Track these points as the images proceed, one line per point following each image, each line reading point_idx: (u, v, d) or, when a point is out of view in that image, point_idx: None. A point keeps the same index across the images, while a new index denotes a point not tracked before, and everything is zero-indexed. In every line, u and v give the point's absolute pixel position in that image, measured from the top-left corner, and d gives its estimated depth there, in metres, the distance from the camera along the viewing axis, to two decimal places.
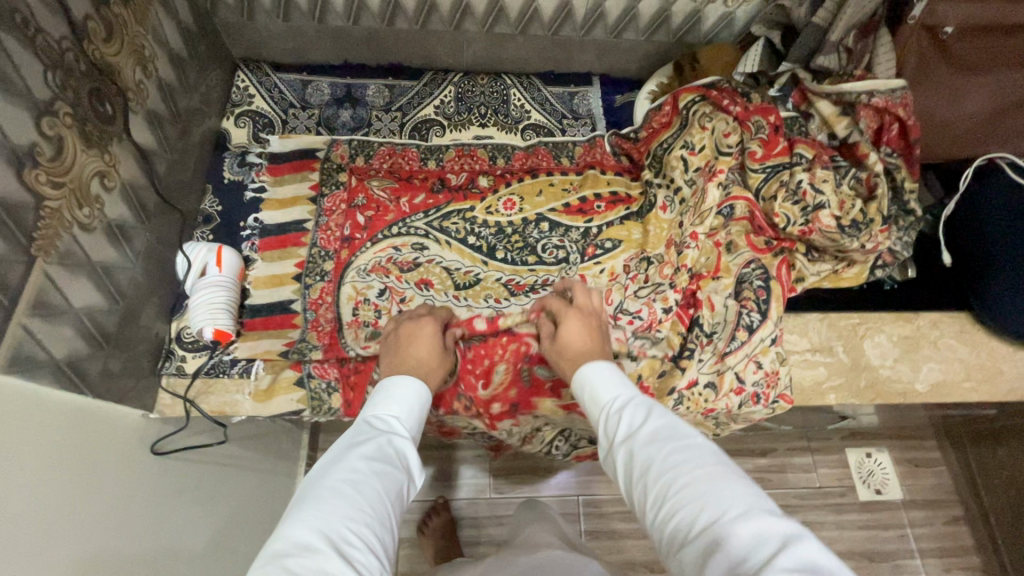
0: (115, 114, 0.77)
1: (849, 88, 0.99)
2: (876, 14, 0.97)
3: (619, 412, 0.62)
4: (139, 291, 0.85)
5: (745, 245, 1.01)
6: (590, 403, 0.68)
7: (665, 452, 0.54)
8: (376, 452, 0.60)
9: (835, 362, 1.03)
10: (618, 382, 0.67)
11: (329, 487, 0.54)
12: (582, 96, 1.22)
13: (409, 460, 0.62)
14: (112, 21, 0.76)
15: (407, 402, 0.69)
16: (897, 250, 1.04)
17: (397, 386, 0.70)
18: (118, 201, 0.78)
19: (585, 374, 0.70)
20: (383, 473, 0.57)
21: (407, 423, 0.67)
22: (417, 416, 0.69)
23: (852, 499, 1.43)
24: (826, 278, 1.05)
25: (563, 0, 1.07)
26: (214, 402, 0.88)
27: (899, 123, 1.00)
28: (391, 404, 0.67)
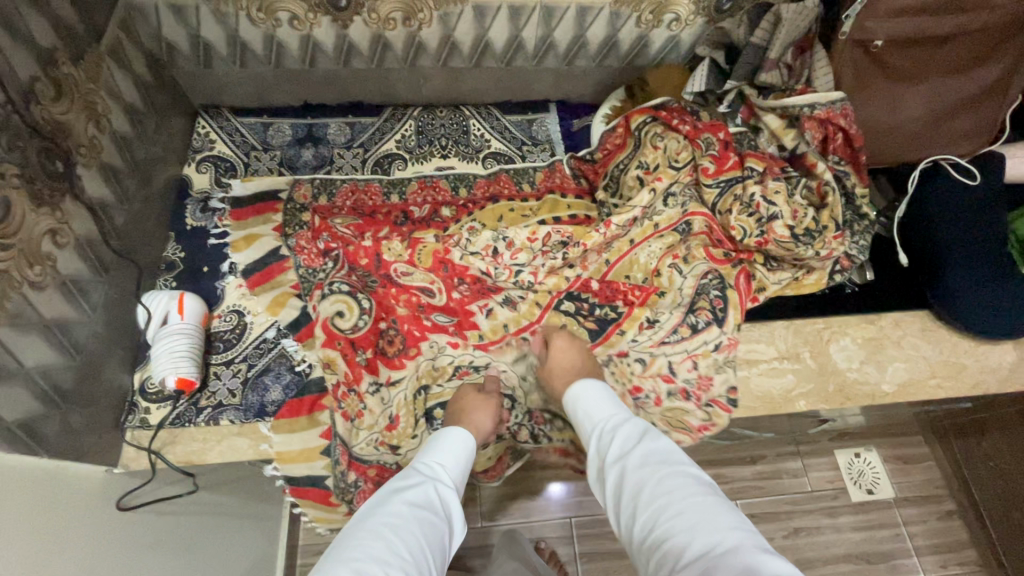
0: (65, 170, 0.77)
1: (791, 103, 1.02)
2: (810, 30, 1.01)
3: (615, 432, 0.69)
4: (99, 345, 0.84)
5: (701, 249, 1.05)
6: (581, 422, 0.75)
7: (657, 477, 0.60)
8: (414, 495, 0.66)
9: (803, 368, 1.04)
10: (613, 402, 0.74)
11: (376, 523, 0.61)
12: (540, 123, 1.25)
13: (450, 509, 0.68)
14: (62, 80, 0.77)
15: (453, 449, 0.76)
16: (852, 257, 1.07)
17: (451, 436, 0.77)
18: (72, 257, 0.78)
19: (581, 392, 0.77)
20: (421, 517, 0.64)
21: (453, 466, 0.74)
22: (463, 465, 0.76)
23: (845, 501, 1.43)
24: (789, 285, 1.07)
25: (514, 32, 1.08)
26: (180, 452, 0.86)
27: (844, 132, 1.04)
28: (438, 451, 0.75)
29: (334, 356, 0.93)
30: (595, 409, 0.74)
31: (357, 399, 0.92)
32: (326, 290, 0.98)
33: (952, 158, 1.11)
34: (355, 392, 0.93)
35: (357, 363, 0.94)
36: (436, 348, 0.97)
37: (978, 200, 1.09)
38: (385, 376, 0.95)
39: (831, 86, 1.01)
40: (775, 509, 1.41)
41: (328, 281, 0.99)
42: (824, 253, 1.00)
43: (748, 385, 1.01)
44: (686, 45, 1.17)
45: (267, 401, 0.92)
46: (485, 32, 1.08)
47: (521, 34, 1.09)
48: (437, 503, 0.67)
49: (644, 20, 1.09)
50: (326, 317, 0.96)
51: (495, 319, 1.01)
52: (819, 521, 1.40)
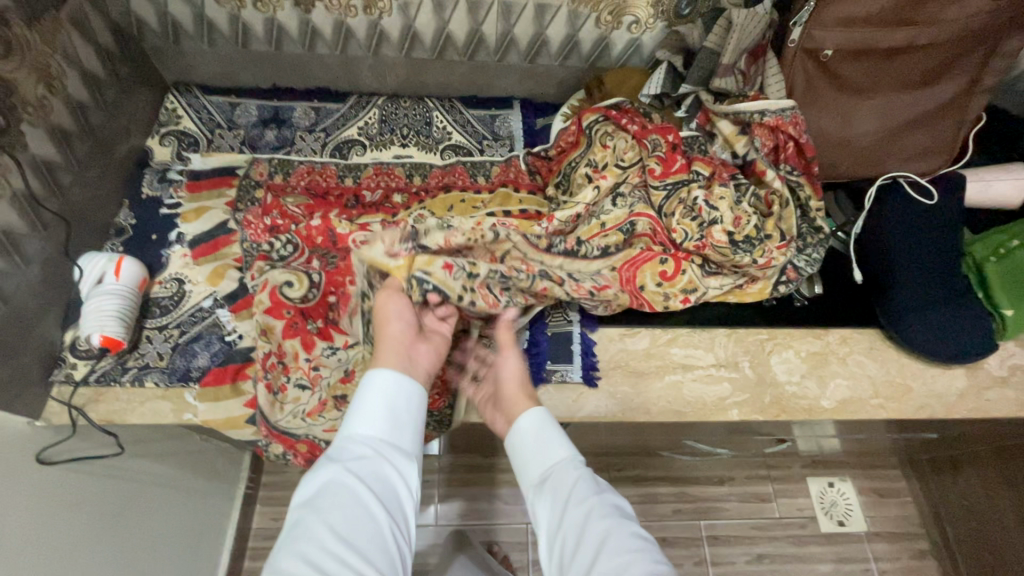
0: (8, 126, 0.80)
1: (741, 109, 1.01)
2: (762, 37, 1.01)
3: (576, 482, 0.72)
4: (33, 298, 0.87)
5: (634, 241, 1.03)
6: (532, 462, 0.77)
7: (620, 541, 0.65)
8: (337, 490, 0.65)
9: (740, 377, 1.02)
10: (569, 446, 0.77)
11: (301, 543, 0.61)
12: (503, 119, 1.26)
13: (379, 492, 0.67)
14: (13, 39, 0.81)
15: (369, 407, 0.73)
16: (801, 268, 1.04)
17: (370, 392, 0.74)
18: (6, 209, 0.81)
19: (543, 429, 0.79)
20: (343, 524, 0.63)
21: (377, 426, 0.72)
22: (387, 412, 0.73)
23: (814, 531, 1.39)
24: (728, 293, 1.06)
25: (473, 27, 1.10)
26: (103, 410, 0.88)
27: (795, 140, 1.02)
28: (357, 421, 0.72)
29: (272, 323, 0.92)
30: (550, 451, 0.76)
31: (283, 372, 0.91)
32: (275, 263, 0.97)
33: (909, 176, 1.09)
34: (284, 364, 0.92)
35: (307, 331, 0.94)
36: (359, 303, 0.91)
37: (934, 219, 1.06)
38: (341, 340, 0.94)
39: (782, 93, 1.00)
40: (739, 533, 1.37)
41: (268, 258, 0.99)
42: (761, 262, 0.99)
43: (680, 391, 1.00)
44: (649, 49, 1.17)
45: (193, 366, 0.94)
46: (445, 25, 1.10)
47: (480, 28, 1.11)
48: (360, 495, 0.65)
49: (603, 21, 1.10)
50: (274, 285, 0.95)
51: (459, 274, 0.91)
52: (784, 548, 1.36)
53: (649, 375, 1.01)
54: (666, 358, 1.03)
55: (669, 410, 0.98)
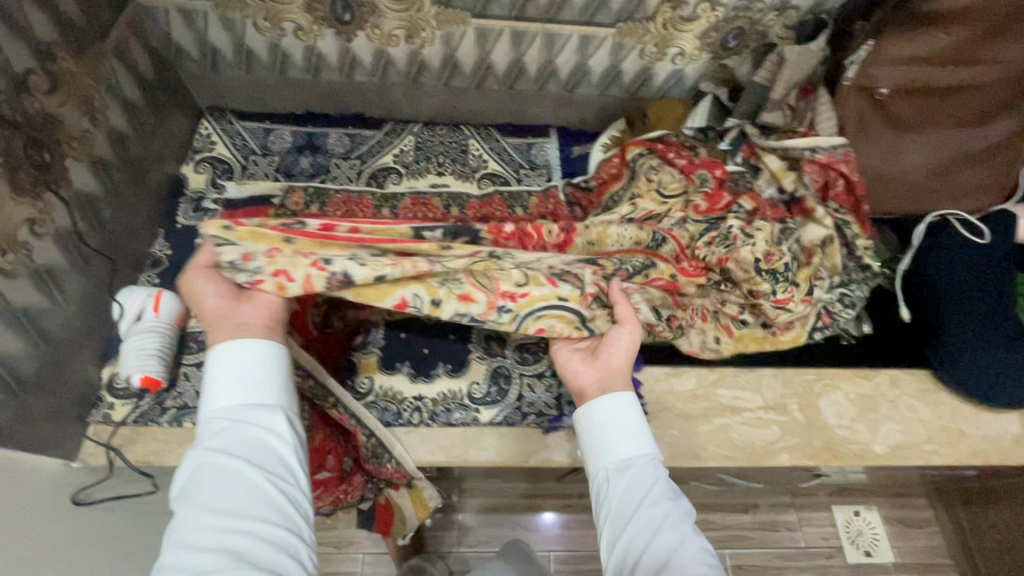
0: (52, 162, 0.78)
1: (792, 144, 0.99)
2: (813, 74, 0.98)
3: (654, 486, 0.64)
4: (68, 334, 0.84)
5: (680, 276, 0.94)
6: (612, 445, 0.68)
7: (693, 553, 0.59)
8: (210, 467, 0.56)
9: (789, 421, 0.99)
10: (643, 435, 0.68)
11: (180, 543, 0.52)
12: (539, 148, 1.24)
13: (256, 453, 0.57)
14: (59, 74, 0.79)
15: (225, 372, 0.62)
16: (835, 313, 1.01)
17: (216, 366, 0.62)
18: (50, 248, 0.79)
19: (615, 407, 0.69)
20: (223, 500, 0.54)
21: (229, 395, 0.61)
22: (251, 378, 0.62)
23: (840, 562, 1.34)
24: (760, 340, 1.01)
25: (515, 56, 1.08)
26: (140, 451, 0.85)
27: (845, 178, 0.99)
28: (216, 395, 0.61)
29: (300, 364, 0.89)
30: (641, 440, 0.68)
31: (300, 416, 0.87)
32: None
33: (960, 215, 1.06)
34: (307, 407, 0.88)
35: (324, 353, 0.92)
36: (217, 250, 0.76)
37: (991, 262, 1.01)
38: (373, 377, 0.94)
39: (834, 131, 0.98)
40: (763, 563, 1.32)
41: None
42: (794, 307, 0.94)
43: (729, 435, 0.97)
44: (691, 79, 1.14)
45: None
46: (487, 55, 1.08)
47: (522, 58, 1.09)
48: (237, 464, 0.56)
49: (647, 53, 1.08)
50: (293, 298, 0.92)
51: (369, 267, 0.74)
52: None
53: (696, 418, 0.98)
54: (713, 400, 1.00)
55: (717, 454, 0.96)
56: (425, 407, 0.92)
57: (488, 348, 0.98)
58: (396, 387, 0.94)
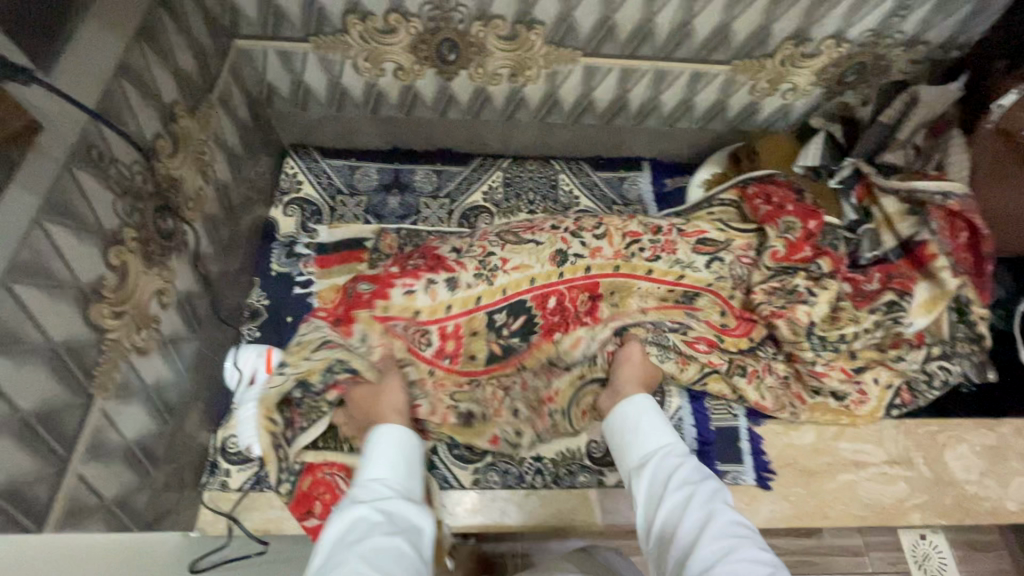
0: (174, 228, 0.75)
1: (920, 186, 0.92)
2: (945, 113, 0.94)
3: (674, 469, 0.63)
4: (185, 400, 0.81)
5: (743, 334, 0.95)
6: (635, 444, 0.70)
7: (724, 517, 0.56)
8: (367, 525, 0.52)
9: (916, 476, 0.96)
10: (662, 427, 0.70)
11: None
12: (631, 182, 1.20)
13: (411, 520, 0.55)
14: (179, 134, 0.75)
15: (387, 454, 0.63)
16: (918, 390, 0.96)
17: (384, 444, 0.64)
18: (174, 317, 0.76)
19: (637, 409, 0.72)
20: (378, 546, 0.50)
21: (387, 473, 0.61)
22: (406, 469, 0.63)
23: None
24: (837, 413, 0.97)
25: (619, 93, 1.04)
26: (258, 518, 0.83)
27: (970, 231, 0.94)
28: (377, 464, 0.62)
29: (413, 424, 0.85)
30: (658, 435, 0.69)
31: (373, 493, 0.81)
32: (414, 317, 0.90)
33: None
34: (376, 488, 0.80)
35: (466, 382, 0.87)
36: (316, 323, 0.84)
37: None
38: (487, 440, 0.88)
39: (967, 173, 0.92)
40: None
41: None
42: (844, 373, 0.94)
43: (856, 492, 0.94)
44: (799, 113, 1.10)
45: None
46: (590, 92, 1.03)
47: (626, 95, 1.04)
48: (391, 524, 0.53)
49: (759, 89, 1.03)
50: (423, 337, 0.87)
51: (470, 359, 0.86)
52: None
53: (821, 474, 0.95)
54: (836, 455, 0.97)
55: (847, 514, 0.92)
56: (547, 469, 0.90)
57: None
58: None
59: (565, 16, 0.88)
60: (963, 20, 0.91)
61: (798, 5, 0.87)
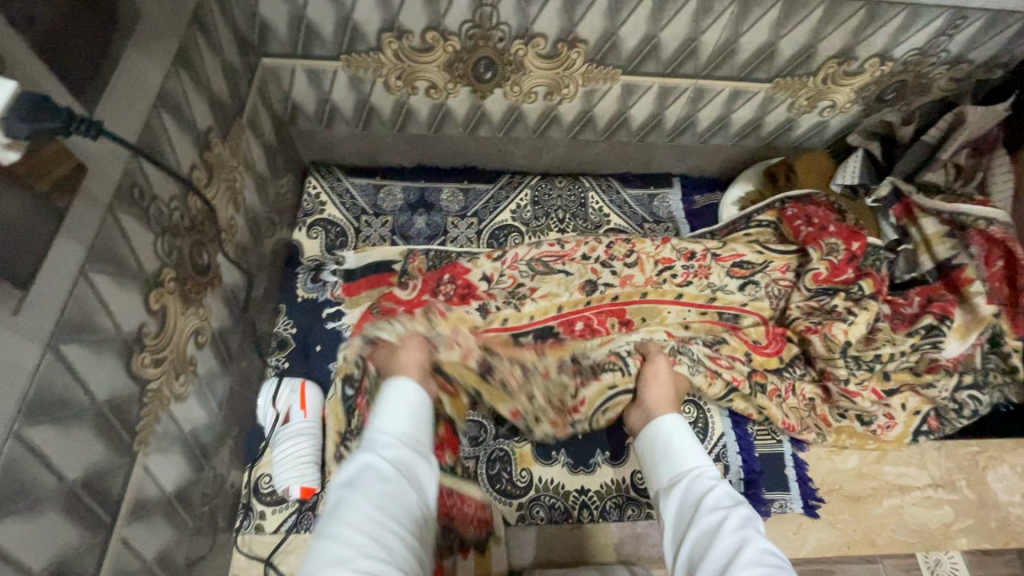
0: (209, 262, 0.70)
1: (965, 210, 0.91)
2: (992, 131, 0.93)
3: (710, 489, 0.59)
4: (219, 441, 0.77)
5: (772, 354, 0.94)
6: (671, 458, 0.65)
7: (759, 545, 0.51)
8: (376, 476, 0.48)
9: (961, 499, 0.95)
10: (695, 448, 0.65)
11: (329, 536, 0.44)
12: (662, 199, 1.17)
13: (419, 477, 0.51)
14: (213, 163, 0.71)
15: (405, 405, 0.57)
16: (947, 416, 0.95)
17: (398, 393, 0.57)
18: (209, 357, 0.72)
19: (670, 426, 0.69)
20: (385, 500, 0.47)
21: (400, 422, 0.55)
22: (422, 423, 0.57)
23: None
24: (863, 436, 0.95)
25: (656, 111, 1.01)
26: (295, 563, 0.79)
27: (1007, 259, 0.90)
28: (390, 414, 0.55)
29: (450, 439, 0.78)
30: (694, 457, 0.64)
31: None
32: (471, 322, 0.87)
33: None
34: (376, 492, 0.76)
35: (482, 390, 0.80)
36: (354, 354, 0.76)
37: None
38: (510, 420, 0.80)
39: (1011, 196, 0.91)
40: None
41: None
42: (875, 395, 0.91)
43: (902, 517, 0.93)
44: (833, 129, 1.09)
45: None
46: (627, 109, 1.01)
47: (663, 112, 1.02)
48: (398, 474, 0.49)
49: (797, 106, 1.02)
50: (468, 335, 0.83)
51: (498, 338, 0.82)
52: None
53: (867, 500, 0.93)
54: (880, 479, 0.95)
55: (894, 540, 0.91)
56: (592, 502, 0.87)
57: None
58: (557, 479, 0.88)
59: (609, 34, 0.85)
60: (1007, 40, 0.91)
61: (848, 24, 0.85)
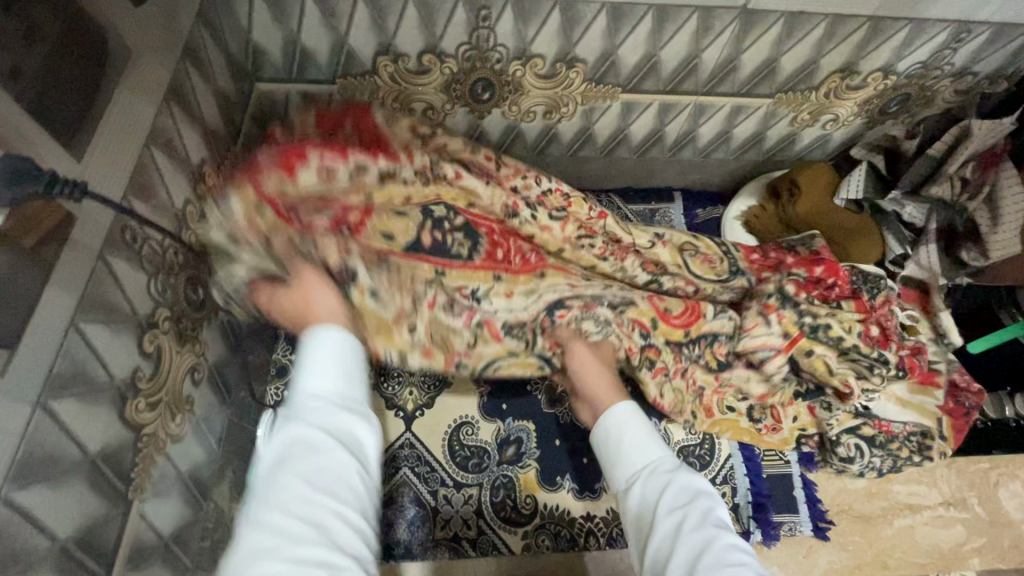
0: (204, 296, 0.69)
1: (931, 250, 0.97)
2: (997, 145, 0.90)
3: (669, 479, 0.55)
4: (218, 476, 0.76)
5: (783, 355, 0.83)
6: (627, 453, 0.60)
7: (721, 542, 0.49)
8: (296, 447, 0.42)
9: (972, 518, 0.93)
10: (653, 438, 0.60)
11: (254, 521, 0.38)
12: (663, 214, 1.16)
13: (352, 437, 0.44)
14: (207, 195, 0.70)
15: (323, 361, 0.48)
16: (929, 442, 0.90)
17: (316, 349, 0.49)
18: (206, 392, 0.70)
19: (622, 418, 0.62)
20: (315, 471, 0.41)
21: (319, 382, 0.46)
22: (353, 376, 0.49)
23: None
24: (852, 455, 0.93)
25: (656, 127, 1.00)
26: None
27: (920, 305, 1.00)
28: (315, 374, 0.47)
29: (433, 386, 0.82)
30: (653, 448, 0.59)
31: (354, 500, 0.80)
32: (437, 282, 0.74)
33: None
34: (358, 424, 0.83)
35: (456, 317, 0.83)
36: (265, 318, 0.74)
37: None
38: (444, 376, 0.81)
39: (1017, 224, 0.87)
40: None
41: (450, 416, 0.91)
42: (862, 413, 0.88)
43: (914, 538, 0.91)
44: (836, 142, 1.08)
45: (392, 540, 0.82)
46: (627, 126, 0.99)
47: (663, 128, 1.00)
48: (330, 439, 0.43)
49: (799, 120, 1.00)
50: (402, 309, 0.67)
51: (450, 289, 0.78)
52: None
53: (877, 520, 0.92)
54: (891, 498, 0.94)
55: (906, 561, 0.90)
56: (599, 529, 0.86)
57: None
58: (563, 506, 0.87)
59: (608, 54, 0.84)
60: (1012, 52, 0.89)
61: (850, 40, 0.84)
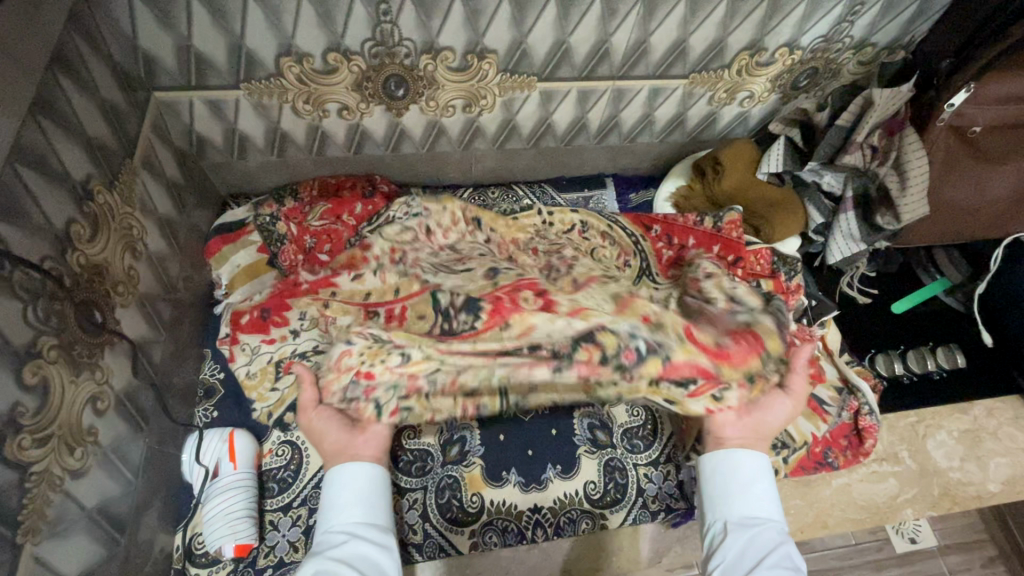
0: (105, 320, 0.65)
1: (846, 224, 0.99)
2: (900, 112, 0.91)
3: (780, 549, 0.57)
4: (140, 506, 0.72)
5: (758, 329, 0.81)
6: (735, 497, 0.63)
7: None
8: None
9: (904, 471, 0.97)
10: (772, 500, 0.62)
11: None
12: (597, 200, 1.17)
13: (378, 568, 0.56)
14: (99, 213, 0.66)
15: (359, 485, 0.62)
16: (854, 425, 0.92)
17: (352, 476, 0.62)
18: (114, 421, 0.67)
19: (739, 457, 0.64)
20: None
21: (356, 509, 0.60)
22: (380, 490, 0.63)
23: None
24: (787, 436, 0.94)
25: (578, 114, 1.00)
26: None
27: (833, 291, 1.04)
28: (348, 493, 0.61)
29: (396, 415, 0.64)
30: (767, 507, 0.62)
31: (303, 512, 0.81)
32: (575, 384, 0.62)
33: None
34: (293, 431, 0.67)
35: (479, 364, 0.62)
36: (251, 350, 0.89)
37: None
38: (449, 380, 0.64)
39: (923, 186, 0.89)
40: None
41: None
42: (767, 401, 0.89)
43: (851, 495, 0.95)
44: (756, 119, 1.10)
45: None
46: (549, 115, 0.99)
47: (586, 115, 1.01)
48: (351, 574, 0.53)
49: (716, 99, 1.02)
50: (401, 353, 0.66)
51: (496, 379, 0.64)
52: None
53: (817, 482, 0.95)
54: None
55: (845, 519, 0.93)
56: (546, 520, 0.86)
57: (595, 440, 0.91)
58: (509, 500, 0.86)
59: (518, 43, 0.83)
60: (905, 22, 0.94)
61: (752, 17, 0.86)
